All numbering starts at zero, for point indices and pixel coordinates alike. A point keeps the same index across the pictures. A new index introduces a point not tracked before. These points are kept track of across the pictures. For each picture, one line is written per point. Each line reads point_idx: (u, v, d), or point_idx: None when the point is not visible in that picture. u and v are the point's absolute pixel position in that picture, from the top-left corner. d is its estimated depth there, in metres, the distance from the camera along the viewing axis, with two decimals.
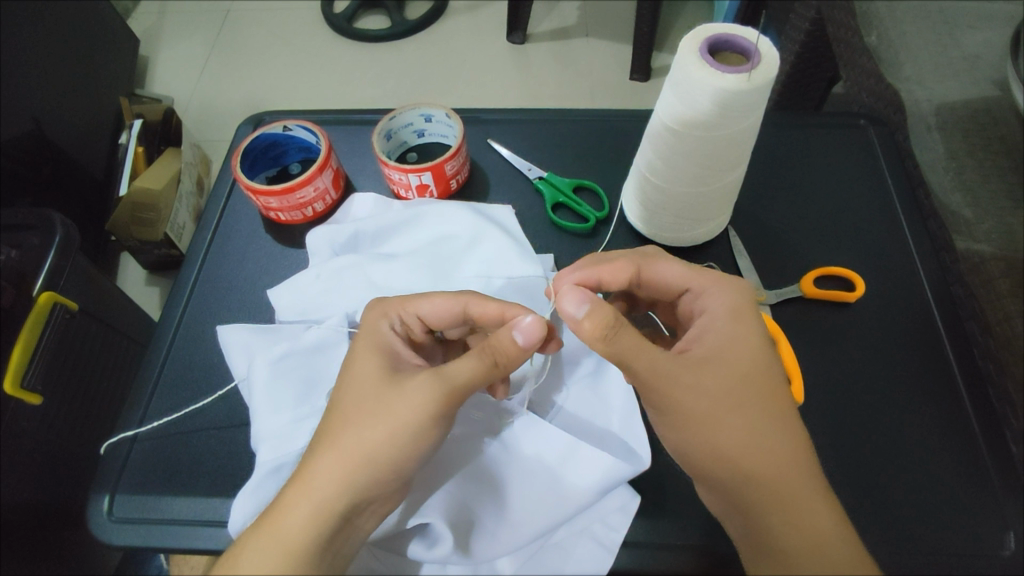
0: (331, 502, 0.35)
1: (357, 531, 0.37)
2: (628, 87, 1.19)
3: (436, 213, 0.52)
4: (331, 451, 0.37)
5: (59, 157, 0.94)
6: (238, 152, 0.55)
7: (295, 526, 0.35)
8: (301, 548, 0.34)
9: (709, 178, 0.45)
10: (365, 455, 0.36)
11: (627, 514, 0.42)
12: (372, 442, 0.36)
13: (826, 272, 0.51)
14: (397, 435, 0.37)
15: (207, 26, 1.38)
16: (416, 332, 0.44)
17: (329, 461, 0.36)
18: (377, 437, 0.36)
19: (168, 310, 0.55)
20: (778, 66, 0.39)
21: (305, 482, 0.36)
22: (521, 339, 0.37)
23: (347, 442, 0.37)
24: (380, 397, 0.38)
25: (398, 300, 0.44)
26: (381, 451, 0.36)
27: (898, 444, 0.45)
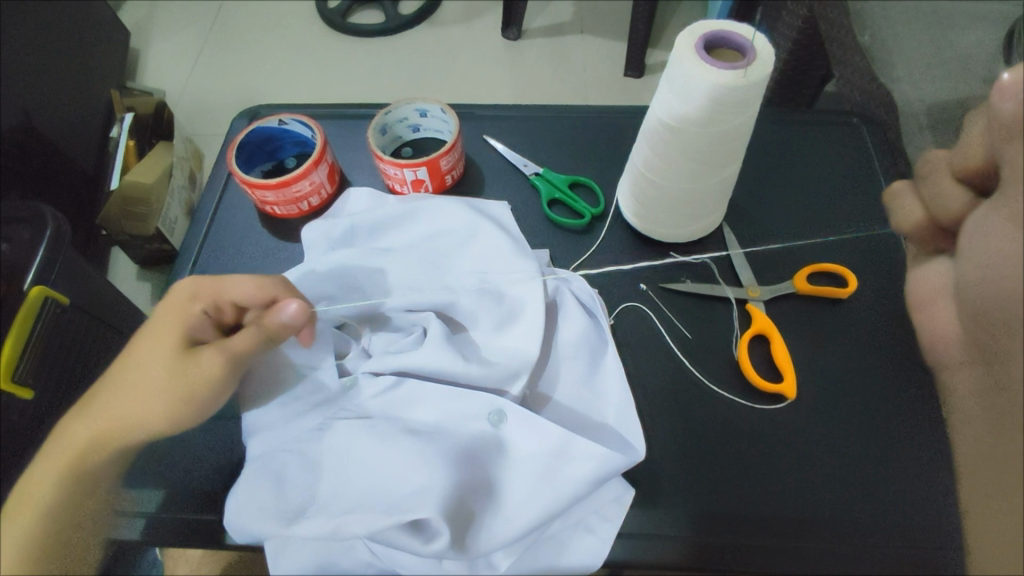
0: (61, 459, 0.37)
1: (97, 485, 0.40)
2: (622, 84, 1.19)
3: (481, 248, 0.50)
4: (98, 417, 0.39)
5: (49, 150, 0.93)
6: (233, 146, 0.55)
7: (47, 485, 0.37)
8: (60, 499, 0.37)
9: (704, 173, 0.46)
10: (121, 418, 0.40)
11: (622, 506, 0.43)
12: (200, 384, 0.42)
13: (820, 268, 0.52)
14: (188, 395, 0.42)
15: (200, 18, 1.37)
16: (228, 315, 0.46)
17: (104, 425, 0.39)
18: (154, 402, 0.41)
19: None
20: (774, 64, 0.39)
21: (27, 483, 0.37)
22: (287, 319, 0.43)
23: (139, 409, 0.41)
24: (152, 362, 0.42)
25: (212, 281, 0.45)
26: (125, 421, 0.40)
27: (888, 438, 0.46)
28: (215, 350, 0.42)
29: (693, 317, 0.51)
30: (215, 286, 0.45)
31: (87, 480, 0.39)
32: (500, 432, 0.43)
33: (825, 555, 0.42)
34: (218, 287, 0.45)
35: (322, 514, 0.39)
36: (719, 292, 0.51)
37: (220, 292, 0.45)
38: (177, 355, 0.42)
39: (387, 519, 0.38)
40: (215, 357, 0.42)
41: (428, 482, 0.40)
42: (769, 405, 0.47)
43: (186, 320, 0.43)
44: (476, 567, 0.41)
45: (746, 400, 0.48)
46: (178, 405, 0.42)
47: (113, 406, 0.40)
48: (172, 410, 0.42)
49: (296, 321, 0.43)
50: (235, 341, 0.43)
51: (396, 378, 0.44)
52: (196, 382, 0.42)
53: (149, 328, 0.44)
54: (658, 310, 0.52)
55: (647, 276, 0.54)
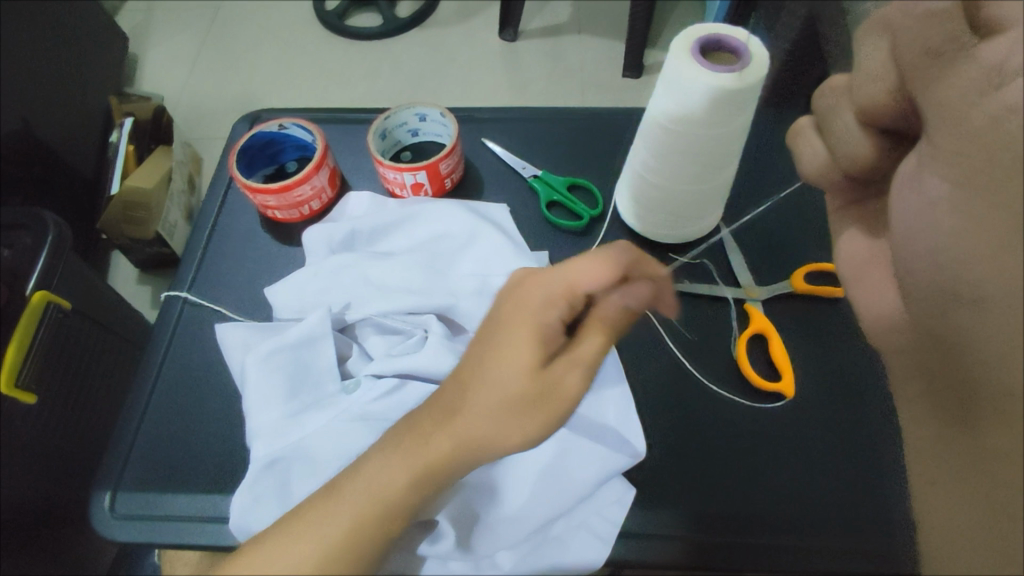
0: (424, 463, 0.33)
1: None
2: (620, 84, 1.20)
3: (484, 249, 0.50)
4: (453, 431, 0.32)
5: (48, 156, 0.93)
6: (234, 151, 0.55)
7: (386, 485, 0.33)
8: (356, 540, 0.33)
9: (702, 175, 0.46)
10: (482, 404, 0.31)
11: (624, 506, 0.43)
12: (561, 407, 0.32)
13: (817, 268, 0.52)
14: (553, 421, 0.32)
15: (198, 22, 1.37)
16: None
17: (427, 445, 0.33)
18: (534, 421, 0.32)
19: (166, 307, 0.55)
20: (768, 67, 0.40)
21: None
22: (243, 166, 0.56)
23: (487, 432, 0.32)
24: (500, 380, 0.31)
25: None
26: None
27: (886, 435, 0.46)
28: (570, 365, 0.32)
29: (692, 317, 0.52)
30: (575, 270, 0.32)
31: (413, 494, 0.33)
32: None
33: (827, 554, 0.43)
34: (572, 269, 0.32)
35: None
36: (717, 292, 0.52)
37: None
38: (533, 375, 0.31)
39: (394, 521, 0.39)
40: (570, 370, 0.32)
41: None
42: (768, 403, 0.48)
43: (541, 327, 0.32)
44: (481, 567, 0.42)
45: (746, 398, 0.48)
46: (527, 426, 0.31)
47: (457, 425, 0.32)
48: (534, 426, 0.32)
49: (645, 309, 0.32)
50: (584, 346, 0.32)
51: (399, 381, 0.45)
52: (551, 405, 0.32)
53: (500, 328, 0.33)
54: (657, 310, 0.52)
55: None
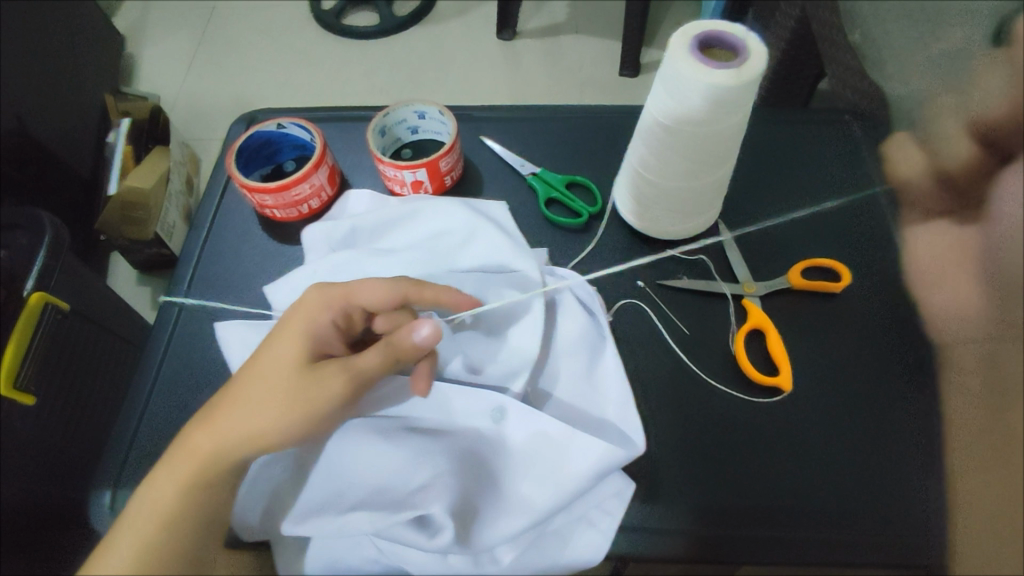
0: (189, 466, 0.38)
1: None
2: (616, 83, 1.20)
3: (483, 246, 0.51)
4: (213, 429, 0.39)
5: (45, 158, 0.94)
6: (232, 150, 0.55)
7: (162, 496, 0.38)
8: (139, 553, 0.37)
9: (699, 171, 0.46)
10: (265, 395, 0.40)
11: (622, 500, 0.43)
12: (318, 403, 0.40)
13: (813, 263, 0.53)
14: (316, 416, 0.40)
15: (194, 22, 1.37)
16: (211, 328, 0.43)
17: (195, 441, 0.39)
18: (296, 415, 0.39)
19: (162, 314, 0.54)
20: (766, 63, 0.40)
21: None
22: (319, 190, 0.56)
23: (268, 424, 0.39)
24: (272, 378, 0.40)
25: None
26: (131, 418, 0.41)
27: (882, 428, 0.47)
28: (341, 370, 0.40)
29: (690, 313, 0.52)
30: (350, 291, 0.43)
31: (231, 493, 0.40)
32: (503, 430, 0.44)
33: (824, 548, 0.43)
34: (350, 291, 0.43)
35: (331, 512, 0.40)
36: (716, 288, 0.52)
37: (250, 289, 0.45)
38: (300, 374, 0.40)
39: (394, 516, 0.39)
40: (340, 371, 0.40)
41: (432, 478, 0.40)
42: (766, 398, 0.48)
43: (313, 334, 0.42)
44: (480, 561, 0.42)
45: (744, 393, 0.49)
46: (289, 416, 0.39)
47: (220, 421, 0.39)
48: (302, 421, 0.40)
49: (426, 345, 0.41)
50: (361, 359, 0.41)
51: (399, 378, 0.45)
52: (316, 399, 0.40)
53: (276, 332, 0.42)
54: (655, 306, 0.53)
55: (644, 273, 0.54)
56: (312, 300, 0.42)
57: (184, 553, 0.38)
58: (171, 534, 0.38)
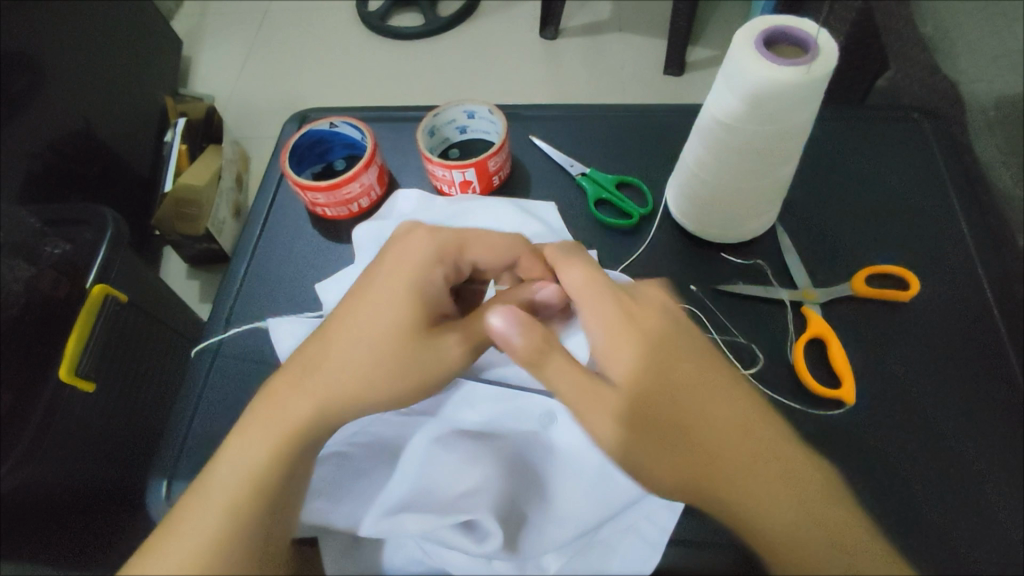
0: (288, 430, 0.37)
1: None
2: (661, 82, 1.17)
3: None
4: (311, 391, 0.38)
5: (107, 154, 0.98)
6: (286, 149, 0.56)
7: (254, 460, 0.36)
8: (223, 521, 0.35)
9: (760, 173, 0.44)
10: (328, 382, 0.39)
11: (673, 513, 0.42)
12: (442, 364, 0.41)
13: (879, 270, 0.50)
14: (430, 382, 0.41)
15: (246, 25, 1.41)
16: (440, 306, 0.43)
17: (317, 386, 0.39)
18: (413, 373, 0.40)
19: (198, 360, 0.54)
20: (836, 61, 0.38)
21: None
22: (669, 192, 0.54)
23: (358, 378, 0.39)
24: (388, 335, 0.40)
25: None
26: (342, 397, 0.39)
27: (951, 447, 0.44)
28: (456, 330, 0.42)
29: (746, 320, 0.50)
30: (459, 242, 0.44)
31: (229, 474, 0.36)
32: (551, 435, 0.43)
33: None
34: (462, 245, 0.44)
35: (381, 512, 0.40)
36: (774, 294, 0.50)
37: (456, 253, 0.44)
38: (418, 332, 0.41)
39: (445, 518, 0.39)
40: (460, 331, 0.42)
41: (481, 482, 0.40)
42: (827, 410, 0.46)
43: (428, 287, 0.42)
44: (526, 569, 0.41)
45: (802, 404, 0.46)
46: (394, 379, 0.40)
47: (319, 383, 0.39)
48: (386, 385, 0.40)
49: (553, 305, 0.44)
50: (470, 322, 0.42)
51: (447, 379, 0.45)
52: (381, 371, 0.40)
53: (361, 288, 0.42)
54: (708, 312, 0.51)
55: (696, 277, 0.53)
56: (404, 245, 0.43)
57: (245, 528, 0.35)
58: (241, 511, 0.36)
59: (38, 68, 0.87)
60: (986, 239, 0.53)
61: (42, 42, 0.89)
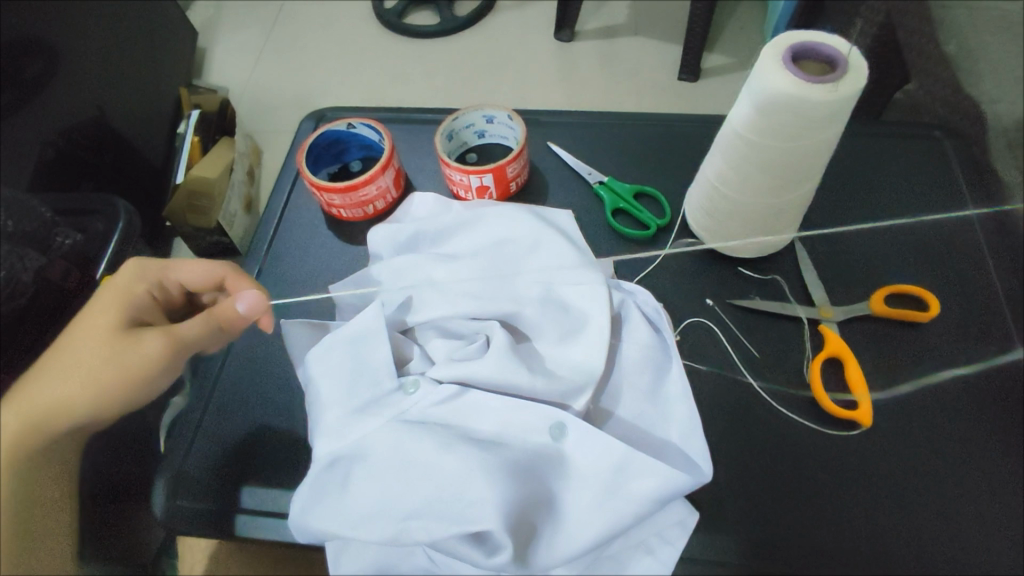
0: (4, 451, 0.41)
1: None
2: (675, 87, 1.17)
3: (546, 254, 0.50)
4: (18, 407, 0.42)
5: (118, 143, 0.98)
6: (303, 149, 0.56)
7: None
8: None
9: (782, 189, 0.44)
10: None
11: (685, 529, 0.42)
12: (140, 366, 0.44)
13: (898, 290, 0.50)
14: (130, 381, 0.44)
15: (262, 18, 1.41)
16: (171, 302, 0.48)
17: (23, 395, 0.42)
18: (119, 374, 0.43)
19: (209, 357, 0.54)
20: (866, 79, 0.37)
21: None
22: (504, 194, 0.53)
23: (70, 383, 0.43)
24: (93, 342, 0.43)
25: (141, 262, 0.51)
26: (74, 402, 0.43)
27: (969, 472, 0.44)
28: (162, 333, 0.45)
29: (761, 337, 0.50)
30: (165, 268, 0.48)
31: (45, 487, 0.45)
32: (563, 446, 0.43)
33: None
34: (165, 269, 0.48)
35: (389, 517, 0.40)
36: (791, 310, 0.49)
37: (165, 273, 0.48)
38: (113, 336, 0.44)
39: (453, 527, 0.39)
40: (159, 337, 0.44)
41: (487, 492, 0.39)
42: (843, 431, 0.46)
43: (128, 301, 0.45)
44: None
45: (817, 425, 0.46)
46: (111, 382, 0.43)
47: (31, 389, 0.42)
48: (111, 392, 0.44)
49: (251, 312, 0.47)
50: (186, 327, 0.45)
51: (458, 387, 0.44)
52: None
53: (92, 308, 0.45)
54: (723, 327, 0.50)
55: (713, 291, 0.52)
56: (129, 272, 0.47)
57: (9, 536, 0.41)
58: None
59: (51, 54, 0.87)
60: (1007, 262, 0.52)
61: (59, 31, 0.89)
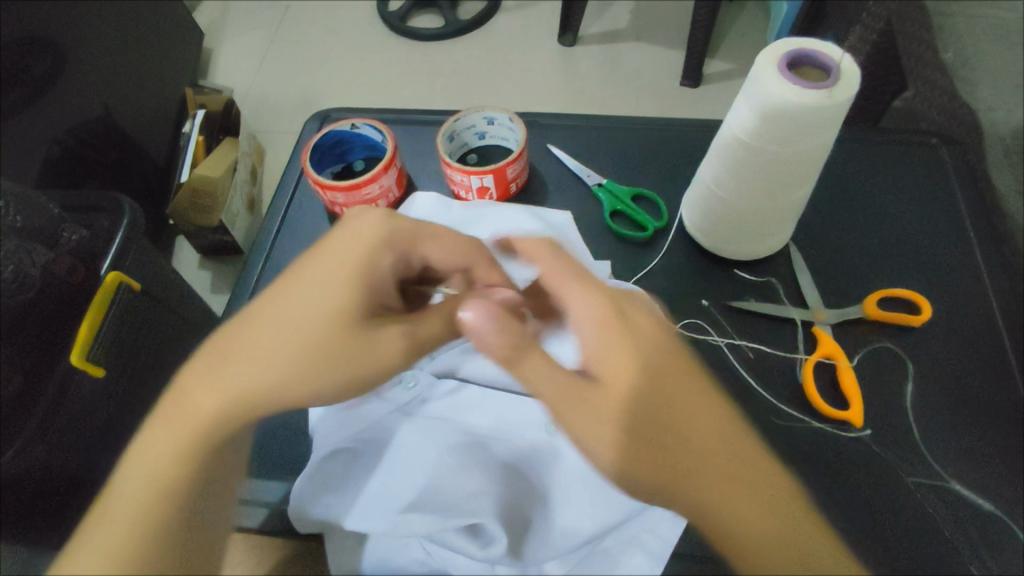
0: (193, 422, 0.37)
1: None
2: (677, 92, 1.18)
3: None
4: (251, 366, 0.37)
5: (123, 142, 0.99)
6: (307, 148, 0.57)
7: (159, 453, 0.37)
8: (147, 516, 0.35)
9: (777, 193, 0.45)
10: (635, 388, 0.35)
11: (677, 526, 0.42)
12: (369, 362, 0.38)
13: (891, 294, 0.51)
14: (363, 375, 0.38)
15: (268, 19, 1.42)
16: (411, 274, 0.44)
17: (244, 362, 0.37)
18: (346, 367, 0.38)
19: None
20: (860, 85, 0.38)
21: None
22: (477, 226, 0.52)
23: (304, 362, 0.38)
24: (318, 319, 0.38)
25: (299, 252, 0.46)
26: (266, 381, 0.38)
27: (960, 474, 0.45)
28: (399, 329, 0.39)
29: (756, 338, 0.50)
30: (412, 234, 0.42)
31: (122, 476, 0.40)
32: (557, 441, 0.43)
33: None
34: (417, 240, 0.43)
35: (385, 509, 0.40)
36: (785, 313, 0.50)
37: (418, 246, 0.43)
38: (349, 323, 0.38)
39: (448, 521, 0.39)
40: (394, 333, 0.39)
41: (485, 487, 0.40)
42: (834, 432, 0.46)
43: (374, 274, 0.40)
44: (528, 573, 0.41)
45: (809, 425, 0.47)
46: (339, 373, 0.38)
47: (246, 354, 0.38)
48: (330, 380, 0.38)
49: (512, 315, 0.42)
50: (427, 324, 0.40)
51: (457, 383, 0.46)
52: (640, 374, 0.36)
53: (327, 262, 0.39)
54: (718, 328, 0.51)
55: (708, 292, 0.53)
56: (369, 233, 0.41)
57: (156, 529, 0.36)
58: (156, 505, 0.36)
59: (59, 53, 0.88)
60: (1000, 267, 0.53)
61: (67, 29, 0.90)
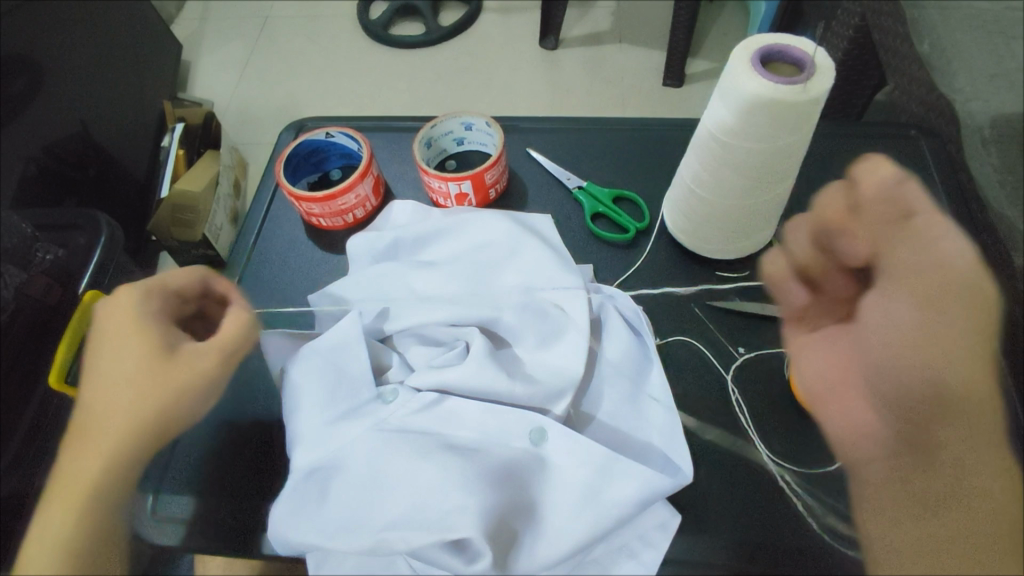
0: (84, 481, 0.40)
1: None
2: (660, 93, 1.18)
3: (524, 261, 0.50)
4: (118, 432, 0.41)
5: (102, 158, 0.97)
6: (281, 158, 0.56)
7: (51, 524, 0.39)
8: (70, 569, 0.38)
9: (757, 190, 0.44)
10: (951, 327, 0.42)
11: (667, 533, 0.41)
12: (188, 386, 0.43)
13: None
14: (180, 395, 0.43)
15: (246, 31, 1.41)
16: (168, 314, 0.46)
17: (93, 427, 0.42)
18: (152, 395, 0.42)
19: None
20: (834, 78, 0.38)
21: None
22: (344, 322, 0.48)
23: (102, 396, 0.42)
24: (130, 369, 0.42)
25: (146, 286, 0.45)
26: (85, 429, 0.41)
27: None
28: (213, 351, 0.45)
29: (742, 338, 0.50)
30: (158, 282, 0.46)
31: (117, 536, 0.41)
32: (544, 452, 0.43)
33: None
34: (161, 280, 0.46)
35: (362, 528, 0.39)
36: (771, 311, 0.50)
37: (164, 286, 0.46)
38: (154, 356, 0.43)
39: (431, 537, 0.38)
40: (204, 353, 0.44)
41: (465, 499, 0.39)
42: None
43: (148, 320, 0.44)
44: None
45: (798, 424, 0.46)
46: (146, 400, 0.42)
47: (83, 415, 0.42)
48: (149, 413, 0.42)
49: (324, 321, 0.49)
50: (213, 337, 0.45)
51: (438, 395, 0.44)
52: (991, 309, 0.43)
53: (109, 333, 0.44)
54: (703, 329, 0.51)
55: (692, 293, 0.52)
56: (122, 299, 0.45)
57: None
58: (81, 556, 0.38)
59: (36, 70, 0.86)
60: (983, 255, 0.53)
61: (43, 44, 0.88)
